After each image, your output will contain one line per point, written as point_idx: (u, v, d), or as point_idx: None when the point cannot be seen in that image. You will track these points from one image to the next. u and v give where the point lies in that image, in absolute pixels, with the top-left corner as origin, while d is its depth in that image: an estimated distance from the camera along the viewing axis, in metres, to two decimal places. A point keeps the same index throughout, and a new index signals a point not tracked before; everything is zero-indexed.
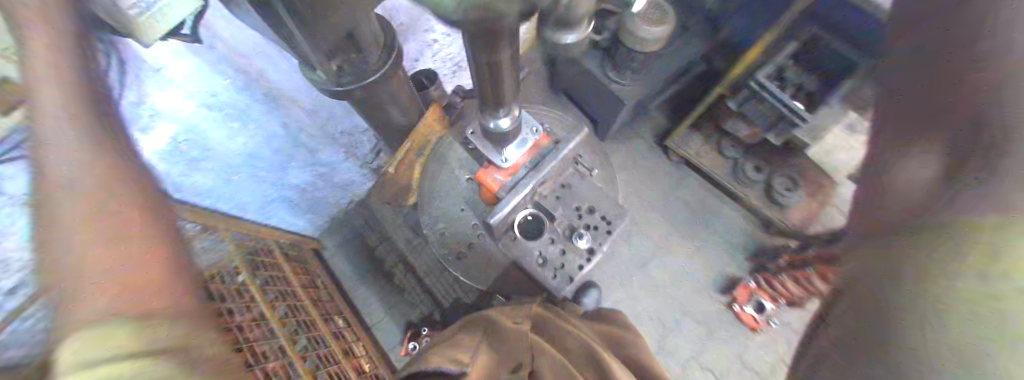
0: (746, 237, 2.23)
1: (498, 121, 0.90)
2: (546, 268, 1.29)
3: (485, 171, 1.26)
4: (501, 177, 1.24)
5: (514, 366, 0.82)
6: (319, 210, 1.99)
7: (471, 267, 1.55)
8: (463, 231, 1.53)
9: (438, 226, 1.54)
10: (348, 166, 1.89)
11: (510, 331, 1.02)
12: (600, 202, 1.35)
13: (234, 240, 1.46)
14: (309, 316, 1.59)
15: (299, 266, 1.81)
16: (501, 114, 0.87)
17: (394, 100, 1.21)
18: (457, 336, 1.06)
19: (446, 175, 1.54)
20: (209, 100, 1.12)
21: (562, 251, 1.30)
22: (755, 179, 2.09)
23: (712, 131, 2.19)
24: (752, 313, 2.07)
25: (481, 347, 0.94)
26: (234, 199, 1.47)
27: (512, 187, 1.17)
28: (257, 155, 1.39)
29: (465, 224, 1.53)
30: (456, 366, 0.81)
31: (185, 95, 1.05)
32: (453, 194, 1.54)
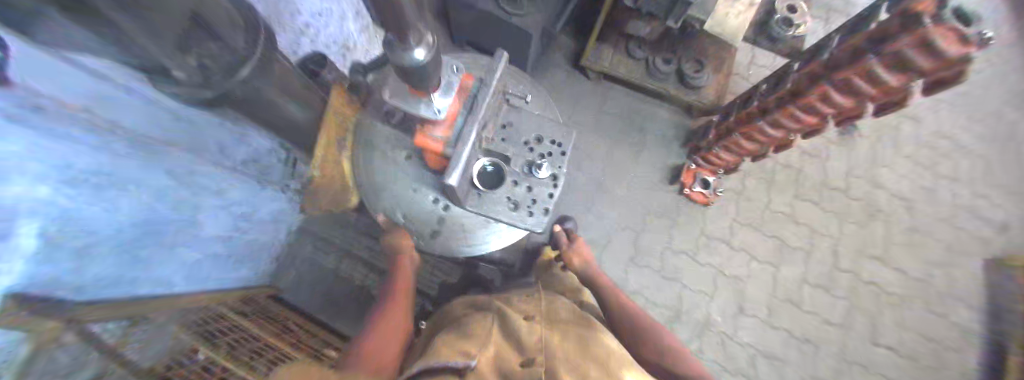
0: (674, 126, 2.47)
1: (413, 55, 0.77)
2: (521, 210, 1.40)
3: (422, 132, 1.19)
4: (443, 135, 1.18)
5: (529, 356, 0.86)
6: (259, 254, 1.80)
7: (445, 240, 1.53)
8: (423, 212, 1.50)
9: (399, 214, 1.50)
10: (267, 196, 1.70)
11: (520, 323, 1.02)
12: (543, 131, 1.46)
13: (170, 316, 1.27)
14: (294, 356, 1.46)
15: (263, 317, 1.66)
16: (414, 45, 0.75)
17: (281, 90, 1.09)
18: (471, 326, 1.06)
19: (382, 167, 1.50)
20: (70, 174, 0.79)
21: (527, 186, 1.42)
22: (665, 71, 2.22)
23: (619, 39, 2.29)
24: (700, 190, 2.34)
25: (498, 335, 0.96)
26: (149, 277, 1.21)
27: (458, 141, 1.16)
28: (153, 220, 1.12)
29: (425, 205, 1.50)
30: (465, 358, 0.83)
31: (31, 171, 0.68)
32: (396, 187, 1.50)
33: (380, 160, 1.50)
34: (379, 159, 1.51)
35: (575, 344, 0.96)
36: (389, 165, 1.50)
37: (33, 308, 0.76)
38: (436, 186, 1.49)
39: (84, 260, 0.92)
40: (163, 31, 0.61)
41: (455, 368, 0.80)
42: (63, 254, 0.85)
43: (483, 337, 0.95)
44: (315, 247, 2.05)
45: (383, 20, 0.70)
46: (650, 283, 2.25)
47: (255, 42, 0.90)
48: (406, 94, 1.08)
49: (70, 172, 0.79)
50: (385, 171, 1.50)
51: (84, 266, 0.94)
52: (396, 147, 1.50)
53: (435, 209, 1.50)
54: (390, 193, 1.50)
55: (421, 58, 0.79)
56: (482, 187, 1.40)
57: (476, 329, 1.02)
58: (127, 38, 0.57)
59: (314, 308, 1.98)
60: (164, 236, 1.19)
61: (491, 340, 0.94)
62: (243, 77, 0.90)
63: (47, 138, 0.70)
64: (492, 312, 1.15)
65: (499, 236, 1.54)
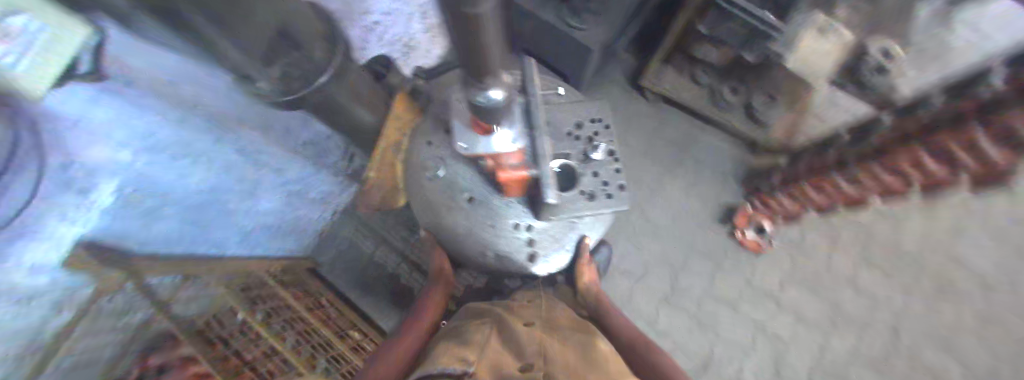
0: (733, 162, 2.27)
1: (491, 92, 0.57)
2: (601, 196, 1.15)
3: (499, 173, 0.97)
4: (519, 164, 0.98)
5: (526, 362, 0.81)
6: (303, 231, 1.89)
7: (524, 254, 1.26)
8: (508, 249, 1.24)
9: (483, 251, 1.25)
10: (321, 178, 1.75)
11: (517, 327, 0.97)
12: (580, 114, 1.30)
13: (220, 280, 1.38)
14: (322, 337, 1.48)
15: (297, 289, 1.73)
16: (491, 81, 0.55)
17: (354, 96, 1.11)
18: (471, 331, 1.01)
19: (439, 205, 1.25)
20: (152, 142, 0.91)
21: (597, 174, 1.19)
22: (731, 102, 2.09)
23: (684, 62, 2.13)
24: (752, 237, 2.14)
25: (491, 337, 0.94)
26: (206, 239, 1.33)
27: (537, 151, 1.02)
28: (219, 189, 1.23)
29: (507, 239, 1.23)
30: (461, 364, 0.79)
31: (120, 141, 0.83)
32: (463, 226, 1.24)
33: (439, 192, 1.24)
34: (439, 192, 1.24)
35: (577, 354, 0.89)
36: (450, 204, 1.24)
37: (95, 253, 0.90)
38: (514, 210, 1.21)
39: (153, 217, 1.06)
40: (251, 45, 0.63)
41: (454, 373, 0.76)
42: (137, 211, 0.99)
43: (483, 341, 0.91)
44: (354, 230, 2.08)
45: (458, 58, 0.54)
46: (682, 325, 2.07)
47: (336, 53, 0.89)
48: (457, 122, 0.89)
49: (147, 143, 0.90)
50: (448, 210, 1.24)
51: (152, 222, 1.07)
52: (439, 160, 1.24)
53: (522, 242, 1.23)
54: (462, 231, 1.24)
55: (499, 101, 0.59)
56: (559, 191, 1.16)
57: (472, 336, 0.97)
58: (216, 49, 0.60)
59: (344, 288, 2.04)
60: (225, 204, 1.30)
61: (483, 342, 0.91)
62: (320, 85, 0.89)
63: (134, 109, 0.81)
64: (492, 318, 1.07)
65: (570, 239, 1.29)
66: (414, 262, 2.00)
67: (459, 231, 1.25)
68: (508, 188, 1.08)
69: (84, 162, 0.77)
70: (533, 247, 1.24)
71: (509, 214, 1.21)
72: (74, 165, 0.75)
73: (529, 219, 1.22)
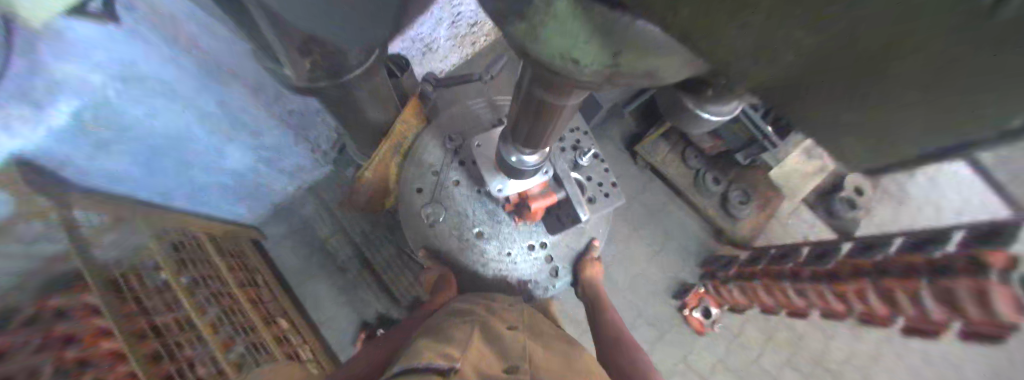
0: (701, 244, 2.36)
1: (525, 158, 0.85)
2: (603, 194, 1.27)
3: (529, 205, 1.05)
4: (545, 191, 1.07)
5: (509, 364, 0.75)
6: (258, 197, 1.77)
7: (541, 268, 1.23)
8: (530, 272, 1.23)
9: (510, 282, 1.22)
10: (296, 150, 1.67)
11: (502, 330, 0.90)
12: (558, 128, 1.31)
13: (157, 231, 1.23)
14: (248, 319, 1.39)
15: (234, 259, 1.60)
16: (523, 153, 0.83)
17: (375, 98, 1.02)
18: (449, 327, 0.91)
19: (451, 249, 1.19)
20: (127, 73, 0.88)
21: (589, 178, 1.28)
22: (713, 190, 2.20)
23: (678, 141, 2.29)
24: (698, 317, 2.22)
25: (474, 334, 0.86)
26: (153, 185, 1.21)
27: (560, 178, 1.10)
28: (185, 137, 1.15)
29: (527, 264, 1.23)
30: (447, 360, 0.71)
31: (91, 64, 0.81)
32: (485, 265, 1.21)
33: (448, 236, 1.19)
34: (447, 238, 1.19)
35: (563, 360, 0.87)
36: (463, 245, 1.19)
37: (26, 173, 0.83)
38: (523, 236, 1.23)
39: (103, 150, 0.97)
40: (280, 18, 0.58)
41: (438, 369, 0.68)
42: (90, 141, 0.91)
43: (466, 340, 0.82)
44: (315, 212, 2.01)
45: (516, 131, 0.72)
46: None
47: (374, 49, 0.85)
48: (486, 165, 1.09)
49: (122, 71, 0.85)
50: (461, 251, 1.19)
51: (100, 155, 0.97)
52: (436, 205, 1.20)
53: (544, 261, 1.24)
54: (486, 269, 1.21)
55: (532, 161, 0.85)
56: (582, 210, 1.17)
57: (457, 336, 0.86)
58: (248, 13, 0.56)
59: (286, 267, 1.94)
60: (186, 155, 1.21)
61: (466, 341, 0.82)
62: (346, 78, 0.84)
63: (112, 36, 0.81)
64: (471, 317, 0.97)
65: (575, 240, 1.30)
66: (369, 262, 1.98)
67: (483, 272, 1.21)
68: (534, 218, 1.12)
69: (48, 75, 0.76)
70: (553, 261, 1.25)
71: (522, 240, 1.23)
72: (34, 75, 0.74)
73: (543, 237, 1.25)
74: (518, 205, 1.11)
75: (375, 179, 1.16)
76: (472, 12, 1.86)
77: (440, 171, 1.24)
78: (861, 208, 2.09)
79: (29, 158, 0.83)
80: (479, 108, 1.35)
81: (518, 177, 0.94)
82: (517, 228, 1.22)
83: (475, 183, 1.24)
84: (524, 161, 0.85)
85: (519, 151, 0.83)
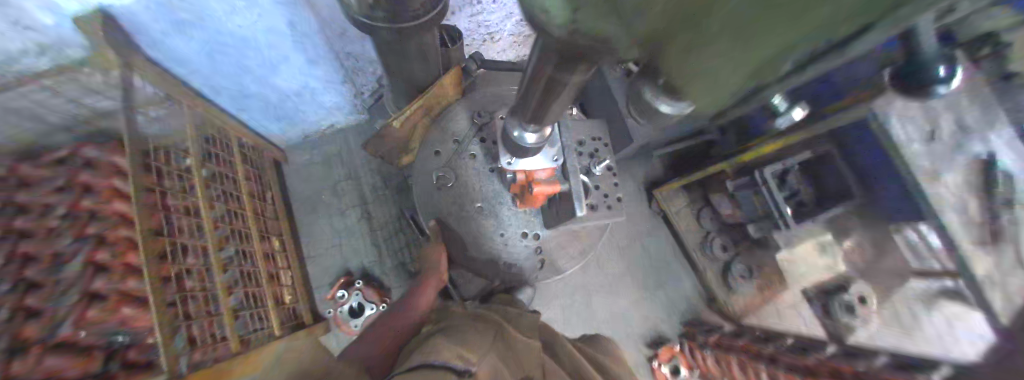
0: (690, 304, 2.31)
1: (525, 136, 0.85)
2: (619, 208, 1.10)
3: (533, 188, 0.95)
4: (552, 178, 0.98)
5: (525, 374, 0.77)
6: (291, 123, 1.85)
7: (524, 259, 1.22)
8: (516, 257, 1.21)
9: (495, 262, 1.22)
10: (339, 89, 1.73)
11: (523, 344, 0.89)
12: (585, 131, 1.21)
13: (193, 118, 1.29)
14: (246, 228, 1.44)
15: (253, 171, 1.68)
16: (529, 130, 0.83)
17: (424, 56, 1.04)
18: (466, 329, 0.89)
19: (448, 216, 1.20)
20: None
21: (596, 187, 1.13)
22: (717, 255, 2.18)
23: (697, 197, 2.27)
24: (665, 373, 2.15)
25: (496, 343, 0.84)
26: (207, 76, 1.29)
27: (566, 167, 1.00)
28: (250, 43, 1.21)
29: (515, 249, 1.21)
30: (461, 360, 0.69)
31: None
32: (477, 239, 1.20)
33: (452, 203, 1.20)
34: (446, 205, 1.21)
35: (577, 372, 0.87)
36: (461, 216, 1.20)
37: (108, 30, 0.90)
38: (519, 222, 1.21)
39: (178, 31, 1.04)
40: None
41: (456, 366, 0.66)
42: (172, 16, 0.97)
43: (484, 344, 0.80)
44: (337, 153, 2.09)
45: (527, 105, 0.72)
46: None
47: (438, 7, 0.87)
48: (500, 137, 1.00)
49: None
50: (457, 222, 1.21)
51: (173, 35, 1.05)
52: (449, 171, 1.21)
53: (532, 251, 1.22)
54: (476, 245, 1.21)
55: (531, 140, 0.86)
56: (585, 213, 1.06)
57: (476, 340, 0.83)
58: None
59: (295, 195, 2.02)
60: (244, 63, 1.30)
61: (483, 345, 0.80)
62: (404, 29, 0.85)
63: None
64: (491, 325, 0.96)
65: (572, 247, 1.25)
66: (370, 216, 2.02)
67: (472, 248, 1.21)
68: (533, 202, 1.03)
69: None
70: (542, 253, 1.23)
71: (518, 226, 1.20)
72: None
73: (539, 228, 1.22)
74: (523, 185, 1.02)
75: (402, 132, 1.18)
76: None
77: (462, 141, 1.24)
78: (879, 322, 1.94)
79: (112, 13, 0.89)
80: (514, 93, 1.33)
81: (521, 157, 0.94)
82: (517, 212, 1.20)
83: (491, 160, 1.22)
84: (524, 139, 0.86)
85: (523, 128, 0.84)
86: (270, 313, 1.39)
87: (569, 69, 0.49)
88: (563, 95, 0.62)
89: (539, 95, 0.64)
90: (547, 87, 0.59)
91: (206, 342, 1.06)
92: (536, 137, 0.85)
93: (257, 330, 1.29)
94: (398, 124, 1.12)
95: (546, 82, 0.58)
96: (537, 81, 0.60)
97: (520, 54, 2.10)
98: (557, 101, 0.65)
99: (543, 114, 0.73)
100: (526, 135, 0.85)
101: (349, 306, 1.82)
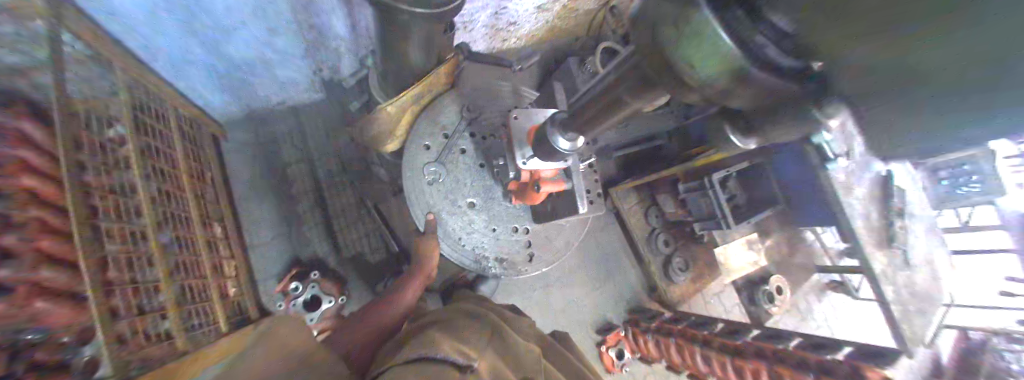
0: (635, 293, 2.57)
1: (560, 142, 0.91)
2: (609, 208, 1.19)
3: (539, 187, 1.03)
4: (556, 178, 1.06)
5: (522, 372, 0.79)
6: (238, 95, 1.65)
7: (516, 257, 1.23)
8: (507, 252, 1.22)
9: (485, 258, 1.20)
10: (302, 64, 1.60)
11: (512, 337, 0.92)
12: None
13: (121, 81, 1.09)
14: (186, 212, 1.27)
15: (190, 147, 1.46)
16: (564, 136, 0.90)
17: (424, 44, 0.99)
18: (453, 324, 0.91)
19: (441, 211, 1.16)
20: None
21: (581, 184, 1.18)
22: (661, 250, 2.44)
23: (646, 197, 2.52)
24: (613, 356, 2.38)
25: (486, 336, 0.87)
26: (147, 37, 1.15)
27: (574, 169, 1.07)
28: (202, 4, 1.09)
29: (508, 244, 1.22)
30: (462, 356, 0.71)
31: None
32: (469, 234, 1.19)
33: (442, 198, 1.16)
34: (437, 200, 1.16)
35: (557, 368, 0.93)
36: (453, 211, 1.17)
37: None
38: (509, 217, 1.23)
39: None
40: None
41: (455, 363, 0.68)
42: None
43: (475, 338, 0.83)
44: (289, 133, 1.92)
45: (583, 111, 0.81)
46: None
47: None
48: (517, 133, 1.02)
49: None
50: (451, 217, 1.17)
51: None
52: (442, 166, 1.18)
53: (523, 245, 1.24)
54: (468, 241, 1.18)
55: (567, 147, 0.92)
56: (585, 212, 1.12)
57: (467, 333, 0.85)
58: None
59: (236, 177, 1.80)
60: (194, 26, 1.17)
61: (475, 341, 0.82)
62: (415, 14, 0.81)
63: None
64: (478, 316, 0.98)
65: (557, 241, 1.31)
66: (326, 203, 1.89)
67: (464, 245, 1.18)
68: (534, 199, 1.10)
69: None
70: (531, 248, 1.25)
71: (510, 221, 1.22)
72: None
73: (528, 222, 1.25)
74: (526, 183, 1.08)
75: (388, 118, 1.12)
76: (518, 13, 1.83)
77: (450, 135, 1.21)
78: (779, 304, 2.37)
79: None
80: (505, 88, 1.32)
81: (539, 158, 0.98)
82: (509, 207, 1.22)
83: (482, 155, 1.22)
84: (557, 145, 0.92)
85: (560, 132, 0.90)
86: (214, 308, 1.25)
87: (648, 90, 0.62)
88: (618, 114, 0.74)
89: (601, 106, 0.74)
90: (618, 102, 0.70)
91: (152, 339, 0.94)
92: (563, 142, 0.91)
93: (200, 327, 1.15)
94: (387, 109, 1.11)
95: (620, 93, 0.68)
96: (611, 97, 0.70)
97: (491, 47, 2.07)
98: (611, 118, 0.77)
99: (588, 127, 0.84)
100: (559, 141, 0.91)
101: (304, 297, 1.67)
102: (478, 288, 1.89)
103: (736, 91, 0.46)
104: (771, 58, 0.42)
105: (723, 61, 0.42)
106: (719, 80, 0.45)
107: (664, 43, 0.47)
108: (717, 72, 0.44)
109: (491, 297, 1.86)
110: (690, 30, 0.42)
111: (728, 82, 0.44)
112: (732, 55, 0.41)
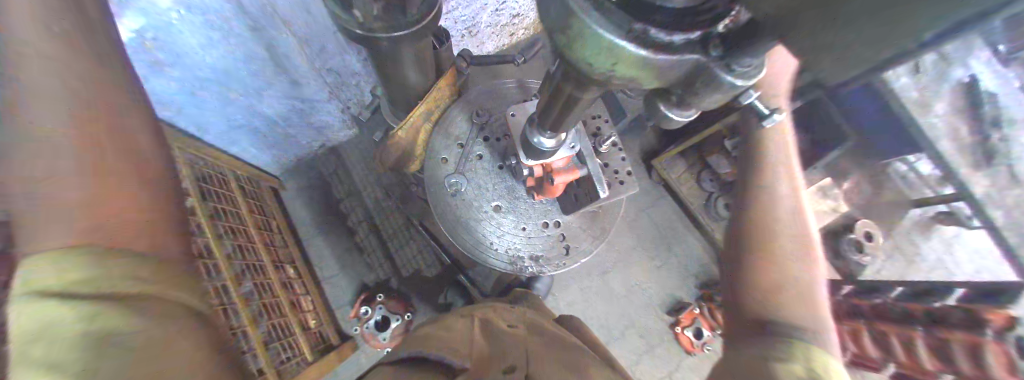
0: (704, 267, 2.34)
1: (541, 141, 0.84)
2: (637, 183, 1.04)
3: (553, 179, 0.94)
4: (569, 166, 0.96)
5: (506, 365, 0.70)
6: (282, 149, 1.83)
7: (550, 252, 1.16)
8: (541, 248, 1.16)
9: (520, 258, 1.16)
10: (328, 107, 1.71)
11: (505, 332, 0.87)
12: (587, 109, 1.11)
13: (183, 158, 1.26)
14: (260, 260, 1.44)
15: (254, 202, 1.71)
16: (547, 134, 0.81)
17: (419, 63, 0.98)
18: (444, 325, 0.87)
19: (468, 219, 1.15)
20: (193, 3, 0.88)
21: (606, 165, 1.06)
22: (722, 215, 2.21)
23: (695, 161, 2.30)
24: (689, 336, 2.19)
25: (475, 332, 0.83)
26: (195, 113, 1.29)
27: (582, 159, 0.96)
28: (230, 74, 1.20)
29: (540, 240, 1.17)
30: (455, 353, 0.69)
31: None
32: (499, 238, 1.15)
33: (467, 207, 1.16)
34: (464, 209, 1.15)
35: (567, 351, 0.84)
36: (480, 218, 1.15)
37: None
38: (537, 213, 1.18)
39: (154, 73, 1.03)
40: None
41: (443, 364, 0.66)
42: (145, 58, 0.97)
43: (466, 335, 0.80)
44: (333, 172, 2.07)
45: (542, 116, 0.74)
46: None
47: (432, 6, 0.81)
48: (517, 131, 0.97)
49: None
50: (476, 225, 1.15)
51: (151, 77, 1.04)
52: (460, 176, 1.16)
53: (557, 239, 1.17)
54: (499, 245, 1.15)
55: (549, 145, 0.84)
56: (614, 194, 1.00)
57: (458, 331, 0.82)
58: None
59: (298, 220, 2.00)
60: (228, 94, 1.29)
61: (467, 336, 0.79)
62: (398, 42, 0.79)
63: None
64: (469, 316, 0.94)
65: (596, 229, 1.21)
66: (376, 229, 2.01)
67: (496, 249, 1.15)
68: (552, 192, 1.02)
69: None
70: (567, 240, 1.18)
71: (538, 217, 1.18)
72: None
73: (558, 215, 1.19)
74: (540, 177, 1.01)
75: (405, 141, 1.14)
76: (518, 4, 1.75)
77: (465, 144, 1.20)
78: (882, 251, 2.02)
79: None
80: (511, 86, 1.28)
81: (537, 157, 0.92)
82: (534, 204, 1.18)
83: (498, 157, 1.19)
84: (540, 142, 0.84)
85: (539, 132, 0.82)
86: (297, 339, 1.43)
87: (587, 91, 0.54)
88: (577, 111, 0.66)
89: (558, 110, 0.66)
90: (570, 104, 0.62)
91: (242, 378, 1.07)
92: (552, 134, 0.82)
93: (286, 360, 1.33)
94: (401, 133, 1.10)
95: (565, 93, 0.59)
96: (556, 96, 0.62)
97: (500, 45, 2.03)
98: (573, 116, 0.69)
99: (558, 125, 0.74)
100: (540, 139, 0.84)
101: (373, 320, 1.78)
102: (532, 286, 1.85)
103: (645, 79, 0.39)
104: (660, 40, 0.34)
105: (616, 55, 0.36)
106: (618, 68, 0.38)
107: (560, 46, 0.42)
108: (617, 61, 0.37)
109: (545, 295, 1.84)
110: (573, 33, 0.37)
111: (634, 70, 0.38)
112: (627, 49, 0.34)
